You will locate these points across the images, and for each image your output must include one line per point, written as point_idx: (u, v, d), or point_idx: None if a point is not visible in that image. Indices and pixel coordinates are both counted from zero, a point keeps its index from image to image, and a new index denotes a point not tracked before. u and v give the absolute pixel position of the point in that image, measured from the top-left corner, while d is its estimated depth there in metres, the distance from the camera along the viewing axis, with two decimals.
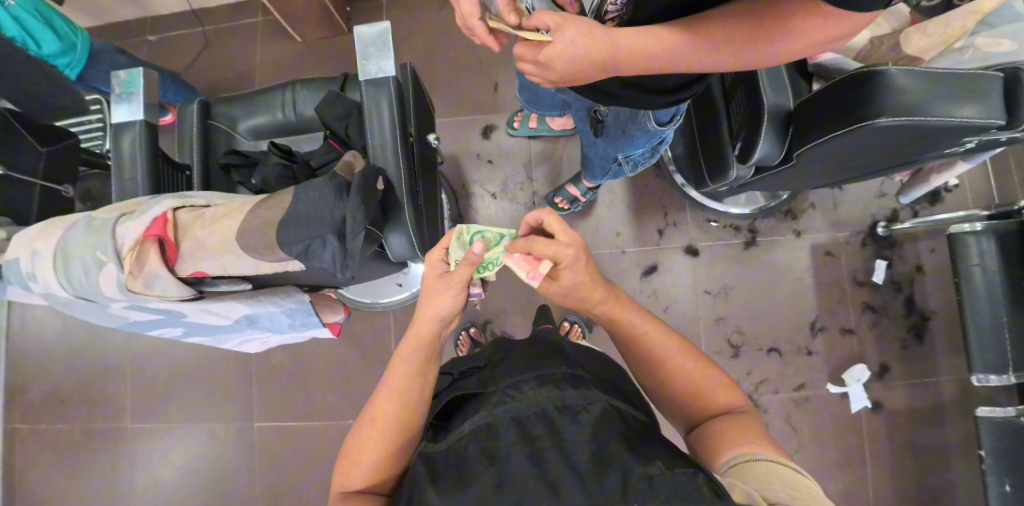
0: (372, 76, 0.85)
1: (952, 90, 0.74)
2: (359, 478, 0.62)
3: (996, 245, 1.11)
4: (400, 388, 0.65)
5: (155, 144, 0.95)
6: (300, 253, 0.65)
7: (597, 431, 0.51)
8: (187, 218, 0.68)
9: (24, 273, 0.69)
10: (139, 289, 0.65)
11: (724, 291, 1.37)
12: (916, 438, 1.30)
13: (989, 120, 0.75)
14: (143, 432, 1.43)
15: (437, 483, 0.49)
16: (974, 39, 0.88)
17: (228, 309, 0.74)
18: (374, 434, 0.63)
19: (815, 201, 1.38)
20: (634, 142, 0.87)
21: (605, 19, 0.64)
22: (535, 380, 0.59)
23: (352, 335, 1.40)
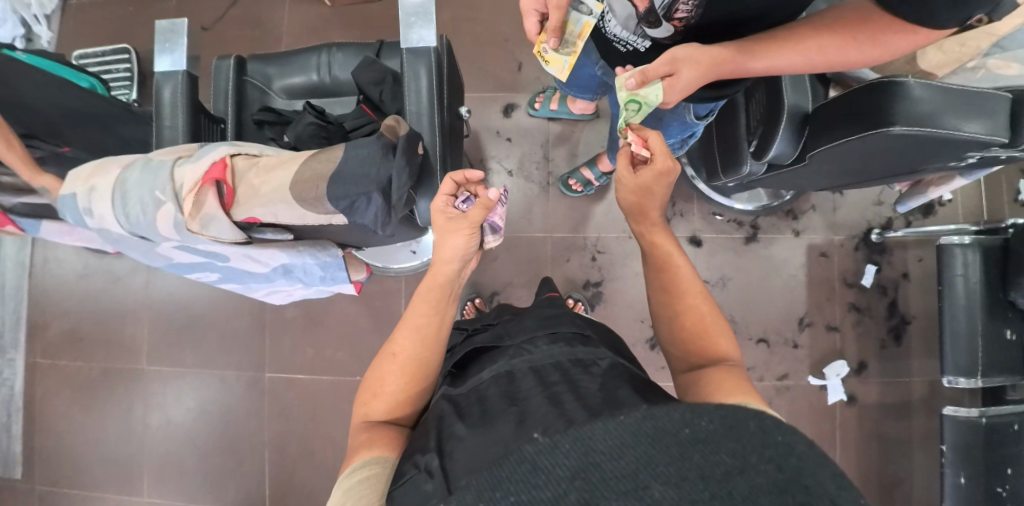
0: (413, 45, 0.86)
1: (964, 105, 0.80)
2: (382, 409, 0.67)
3: (979, 257, 1.19)
4: (420, 326, 0.71)
5: (194, 96, 0.97)
6: (346, 208, 0.63)
7: (606, 379, 0.57)
8: (244, 165, 0.67)
9: (79, 208, 0.68)
10: (196, 229, 0.64)
11: (722, 281, 1.44)
12: (883, 431, 1.40)
13: (994, 137, 0.81)
14: (159, 373, 1.49)
15: (463, 419, 0.56)
16: (987, 61, 0.97)
17: (270, 257, 0.73)
18: (395, 368, 0.68)
19: (815, 203, 1.44)
20: (668, 131, 0.91)
21: (672, 17, 0.67)
22: (548, 338, 0.67)
23: (363, 297, 1.46)
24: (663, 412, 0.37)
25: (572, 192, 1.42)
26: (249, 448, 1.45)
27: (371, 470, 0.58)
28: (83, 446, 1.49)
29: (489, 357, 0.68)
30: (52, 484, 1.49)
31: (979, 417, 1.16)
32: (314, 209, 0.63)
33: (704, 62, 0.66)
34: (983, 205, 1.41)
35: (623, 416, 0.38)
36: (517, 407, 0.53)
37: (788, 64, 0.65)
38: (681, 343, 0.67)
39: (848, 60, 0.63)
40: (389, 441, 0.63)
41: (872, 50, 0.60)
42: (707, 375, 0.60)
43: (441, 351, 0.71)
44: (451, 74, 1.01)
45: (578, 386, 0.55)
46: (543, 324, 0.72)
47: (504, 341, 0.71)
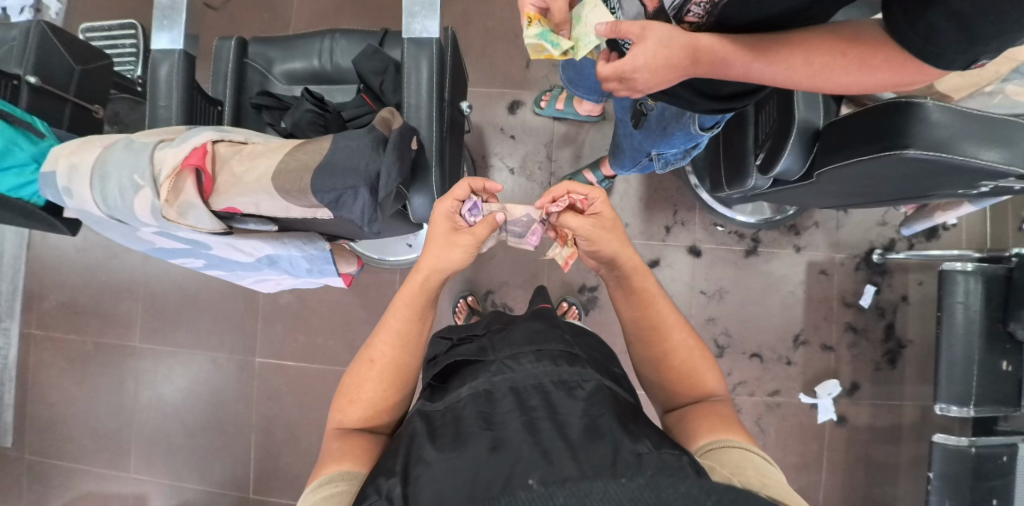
0: (416, 36, 0.84)
1: (983, 130, 0.74)
2: (357, 416, 0.67)
3: (981, 285, 1.17)
4: (399, 332, 0.71)
5: (192, 75, 0.96)
6: (331, 202, 0.62)
7: (589, 404, 0.58)
8: (226, 152, 0.65)
9: (59, 187, 0.68)
10: (174, 217, 0.62)
11: (719, 293, 1.42)
12: (871, 453, 1.39)
13: (1010, 168, 0.75)
14: (152, 351, 1.49)
15: (434, 441, 0.56)
16: (1006, 86, 0.95)
17: (253, 248, 0.73)
18: (372, 373, 0.69)
19: (818, 220, 1.42)
20: (671, 141, 0.87)
21: (683, 20, 0.64)
22: (533, 354, 0.67)
23: (357, 287, 1.46)
24: (667, 483, 0.45)
25: None
26: (237, 430, 1.46)
27: (333, 488, 0.58)
28: (74, 418, 1.50)
29: (471, 369, 0.69)
30: (41, 454, 1.51)
31: (968, 447, 1.15)
32: (298, 201, 0.62)
33: (681, 42, 0.60)
34: (988, 232, 1.40)
35: (625, 479, 0.46)
36: (492, 433, 0.55)
37: (762, 73, 0.60)
38: (669, 381, 0.71)
39: (827, 80, 0.60)
40: (360, 454, 0.63)
41: (853, 73, 0.58)
42: (696, 416, 0.65)
43: (418, 357, 0.72)
44: (455, 67, 0.99)
45: (557, 411, 0.57)
46: (529, 339, 0.72)
47: (487, 354, 0.71)
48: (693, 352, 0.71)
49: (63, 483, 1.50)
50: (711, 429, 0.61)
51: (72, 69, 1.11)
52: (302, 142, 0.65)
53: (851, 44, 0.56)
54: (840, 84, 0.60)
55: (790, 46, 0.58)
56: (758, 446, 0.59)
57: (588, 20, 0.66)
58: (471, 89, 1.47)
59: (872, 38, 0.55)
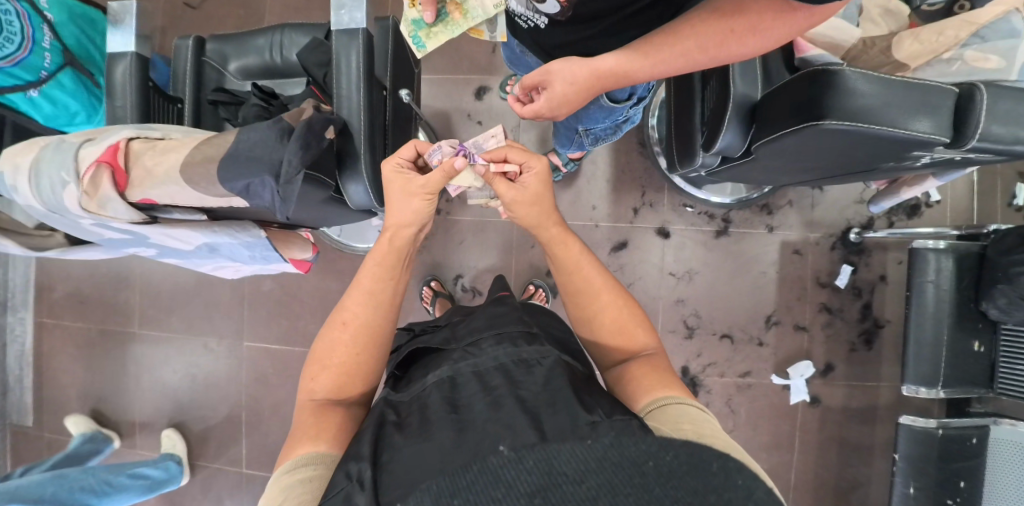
0: (344, 27, 0.86)
1: (910, 99, 0.69)
2: (328, 385, 0.67)
3: (952, 263, 1.13)
4: (374, 292, 0.71)
5: (146, 76, 1.01)
6: (242, 191, 0.66)
7: (549, 375, 0.60)
8: (141, 148, 0.70)
9: (7, 184, 0.74)
10: (95, 209, 0.68)
11: (689, 275, 1.41)
12: (844, 432, 1.39)
13: (934, 137, 0.70)
14: (150, 337, 1.59)
15: (402, 430, 0.57)
16: (964, 52, 0.88)
17: (187, 237, 0.78)
18: (346, 336, 0.69)
19: (792, 199, 1.39)
20: (593, 117, 0.88)
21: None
22: (494, 339, 0.69)
23: (333, 274, 1.51)
24: (629, 440, 0.40)
25: None
26: (228, 409, 1.55)
27: (317, 470, 0.58)
28: (84, 399, 1.62)
29: (436, 360, 0.70)
30: (59, 433, 1.64)
31: (936, 429, 1.13)
32: (207, 190, 0.66)
33: (583, 73, 0.62)
34: (973, 209, 1.35)
35: (591, 440, 0.40)
36: (456, 417, 0.55)
37: (668, 68, 0.57)
38: (608, 338, 0.71)
39: (732, 51, 0.53)
40: (334, 434, 0.62)
41: (749, 41, 0.51)
42: (633, 375, 0.65)
43: (394, 318, 0.72)
44: (397, 56, 1.01)
45: (518, 387, 0.58)
46: (491, 324, 0.75)
47: (450, 344, 0.73)
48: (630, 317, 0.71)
49: None
50: (650, 388, 0.62)
51: None
52: (210, 136, 0.69)
53: (737, 15, 0.49)
54: (756, 46, 0.51)
55: (675, 46, 0.54)
56: (694, 398, 0.62)
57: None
58: (438, 76, 1.48)
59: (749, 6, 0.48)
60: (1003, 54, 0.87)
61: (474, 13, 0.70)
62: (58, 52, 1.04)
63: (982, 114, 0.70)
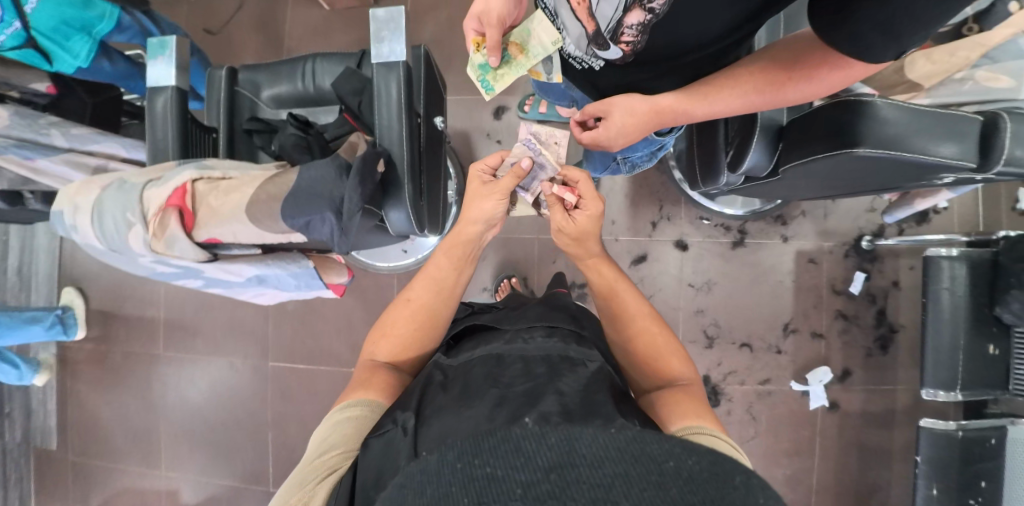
0: (384, 59, 0.90)
1: (934, 125, 0.73)
2: (386, 351, 0.74)
3: (966, 270, 1.17)
4: (436, 279, 0.78)
5: (185, 109, 1.04)
6: (302, 227, 0.68)
7: (590, 380, 0.56)
8: (205, 188, 0.72)
9: (66, 223, 0.77)
10: (162, 249, 0.71)
11: (708, 285, 1.44)
12: (863, 436, 1.43)
13: (959, 162, 0.74)
14: (175, 357, 1.61)
15: (445, 392, 0.58)
16: (975, 72, 0.93)
17: (242, 270, 0.81)
18: (407, 311, 0.76)
19: (805, 209, 1.43)
20: (634, 146, 0.91)
21: (620, 40, 0.60)
22: (545, 333, 0.68)
23: (357, 292, 1.53)
24: (652, 437, 0.38)
25: None
26: (254, 428, 1.56)
27: (360, 412, 0.64)
28: (110, 419, 1.63)
29: (488, 336, 0.71)
30: (84, 456, 1.65)
31: (956, 431, 1.17)
32: (270, 227, 0.69)
33: (643, 109, 0.65)
34: (981, 214, 1.40)
35: (614, 430, 0.38)
36: (499, 389, 0.54)
37: (725, 109, 0.60)
38: (640, 362, 0.71)
39: (785, 97, 0.56)
40: (383, 387, 0.68)
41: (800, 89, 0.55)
42: (664, 400, 0.64)
43: (453, 302, 0.79)
44: (429, 83, 1.04)
45: (560, 377, 0.55)
46: (540, 317, 0.76)
47: (502, 326, 0.73)
48: (666, 348, 0.72)
49: (103, 478, 1.64)
50: (685, 411, 0.61)
51: (86, 102, 1.24)
52: (272, 174, 0.72)
53: (793, 66, 0.54)
54: (805, 94, 0.55)
55: (734, 85, 0.58)
56: (728, 436, 0.59)
57: (536, 33, 0.72)
58: (457, 96, 1.51)
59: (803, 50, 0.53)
60: (1012, 74, 0.91)
61: (535, 52, 0.73)
62: (19, 41, 1.03)
63: (1008, 140, 0.73)
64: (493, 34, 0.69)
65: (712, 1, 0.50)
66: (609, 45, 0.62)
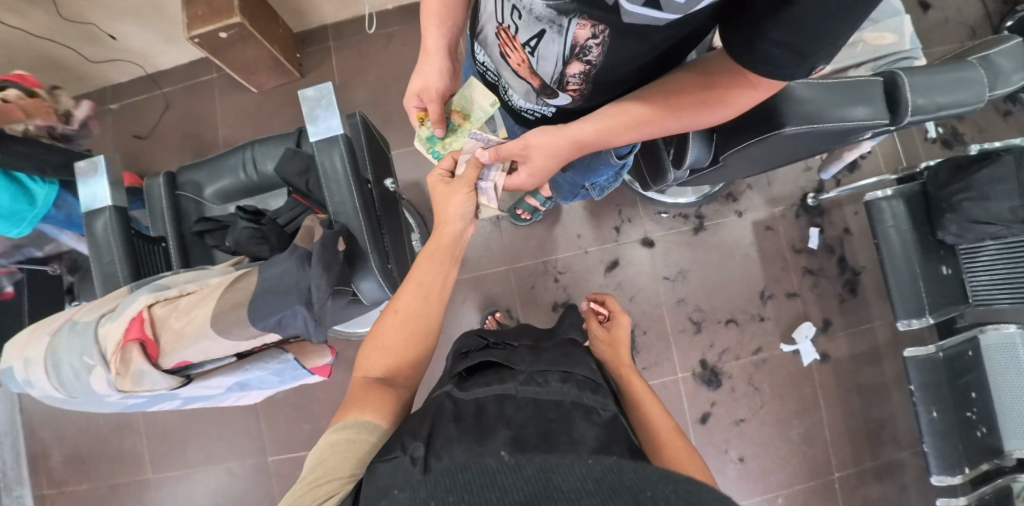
0: (323, 135, 0.90)
1: (845, 96, 0.82)
2: (377, 365, 0.66)
3: (904, 205, 1.27)
4: (423, 283, 0.71)
5: (129, 225, 0.99)
6: (274, 325, 0.67)
7: (605, 428, 0.55)
8: (164, 311, 0.69)
9: (20, 380, 0.72)
10: (130, 387, 0.67)
11: (682, 274, 1.49)
12: (858, 378, 1.50)
13: (872, 120, 0.82)
14: (166, 479, 1.50)
15: (458, 422, 0.55)
16: (863, 35, 1.03)
17: (220, 382, 0.78)
18: (395, 324, 0.69)
19: (750, 183, 1.52)
20: (598, 173, 0.94)
21: (567, 87, 0.64)
22: (559, 377, 0.65)
23: (346, 365, 1.50)
24: (629, 468, 0.40)
25: (520, 220, 1.45)
26: None
27: (354, 434, 0.57)
28: None
29: (499, 376, 0.67)
30: None
31: (938, 352, 1.25)
32: (242, 335, 0.67)
33: (568, 143, 0.69)
34: (900, 152, 1.55)
35: (592, 460, 0.41)
36: (508, 424, 0.54)
37: (648, 131, 0.65)
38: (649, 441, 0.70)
39: (701, 120, 0.63)
40: (382, 405, 0.62)
41: (716, 109, 0.61)
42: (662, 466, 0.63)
43: (443, 309, 0.72)
44: (371, 148, 1.05)
45: (573, 420, 0.55)
46: (556, 362, 0.71)
47: (512, 364, 0.70)
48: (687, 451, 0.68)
49: None
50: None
51: None
52: (232, 280, 0.70)
53: (716, 86, 0.58)
54: (721, 114, 0.61)
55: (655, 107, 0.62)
56: None
57: (474, 97, 0.80)
58: (403, 150, 1.53)
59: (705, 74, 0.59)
60: (893, 30, 1.02)
61: (478, 116, 0.82)
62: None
63: (907, 94, 0.83)
64: (436, 109, 0.77)
65: (636, 47, 0.54)
66: (559, 93, 0.66)
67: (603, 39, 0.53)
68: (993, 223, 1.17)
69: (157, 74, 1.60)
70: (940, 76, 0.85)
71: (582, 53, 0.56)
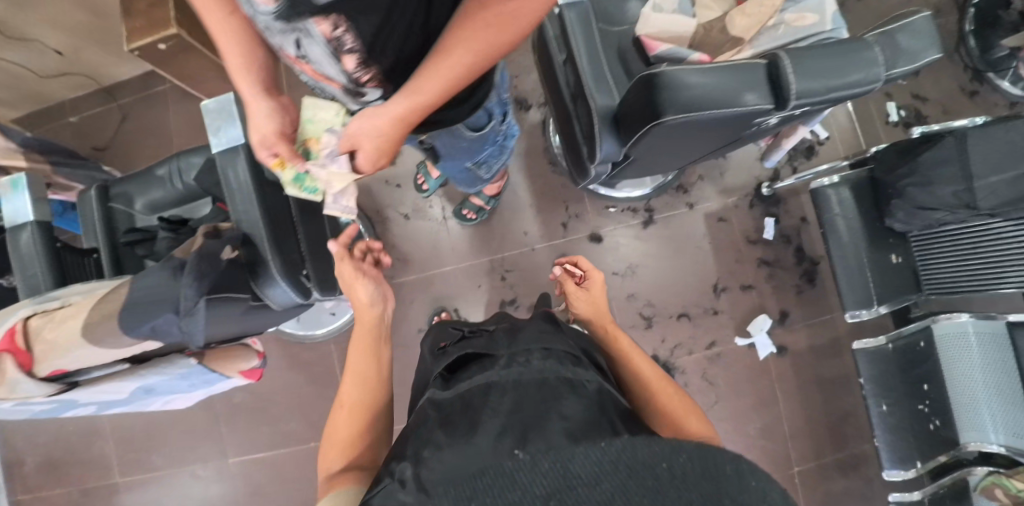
0: (223, 146, 0.89)
1: (732, 81, 0.77)
2: (339, 456, 0.68)
3: (850, 192, 1.23)
4: (358, 370, 0.78)
5: (52, 238, 1.02)
6: (149, 334, 0.70)
7: (595, 403, 0.54)
8: (40, 323, 0.72)
9: None
10: (8, 394, 0.71)
11: (632, 269, 1.47)
12: (818, 370, 1.46)
13: (760, 106, 0.77)
14: (131, 483, 1.54)
15: (444, 428, 0.52)
16: (784, 17, 0.98)
17: (114, 389, 0.81)
18: (343, 414, 0.73)
19: (701, 173, 1.49)
20: (479, 149, 0.91)
21: (362, 83, 0.59)
22: (541, 353, 0.63)
23: (299, 367, 1.48)
24: (642, 442, 0.40)
25: (467, 221, 1.45)
26: None
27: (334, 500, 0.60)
28: None
29: (480, 365, 0.65)
30: None
31: (886, 343, 1.20)
32: (114, 344, 0.70)
33: (387, 121, 0.63)
34: (860, 137, 1.51)
35: (604, 442, 0.41)
36: (503, 421, 0.50)
37: (451, 83, 0.58)
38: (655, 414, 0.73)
39: (494, 48, 0.56)
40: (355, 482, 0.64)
41: (503, 28, 0.53)
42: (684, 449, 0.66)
43: (382, 394, 0.78)
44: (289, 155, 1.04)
45: (562, 401, 0.52)
46: (538, 340, 0.69)
47: (495, 350, 0.67)
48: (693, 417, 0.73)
49: None
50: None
51: None
52: (104, 291, 0.72)
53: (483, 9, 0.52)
54: (511, 32, 0.54)
55: (445, 52, 0.55)
56: None
57: (317, 118, 0.77)
58: None
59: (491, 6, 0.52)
60: (813, 10, 0.98)
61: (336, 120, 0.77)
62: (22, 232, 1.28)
63: (792, 78, 0.76)
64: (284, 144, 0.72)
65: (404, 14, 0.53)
66: (367, 88, 0.61)
67: (347, 26, 0.48)
68: (940, 208, 1.10)
69: (114, 88, 1.63)
70: (834, 54, 0.78)
71: (341, 45, 0.51)
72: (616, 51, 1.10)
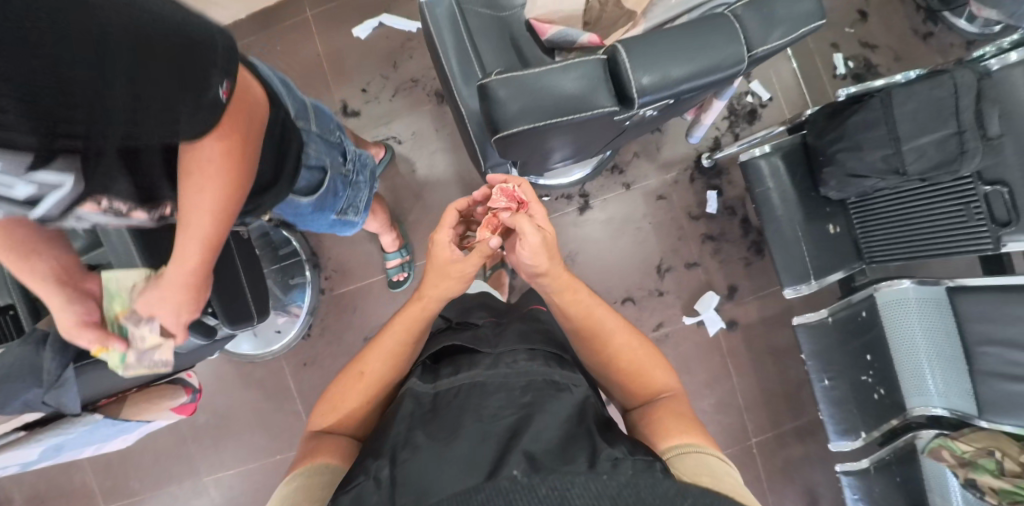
0: None
1: (562, 88, 0.64)
2: (339, 420, 0.66)
3: (783, 160, 1.15)
4: (385, 346, 0.70)
5: None
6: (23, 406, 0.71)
7: (575, 410, 0.57)
8: None
9: None
10: None
11: (573, 257, 1.43)
12: (771, 342, 1.43)
13: (595, 114, 0.65)
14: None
15: (423, 427, 0.55)
16: None
17: (16, 455, 0.82)
18: (361, 389, 0.67)
19: (637, 151, 1.42)
20: (328, 202, 0.93)
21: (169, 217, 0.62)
22: (527, 354, 0.67)
23: (250, 385, 1.49)
24: (630, 492, 0.44)
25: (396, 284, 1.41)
26: None
27: (328, 471, 0.58)
28: None
29: (469, 359, 0.67)
30: None
31: (826, 318, 1.16)
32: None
33: (176, 284, 0.61)
34: (805, 94, 1.44)
35: (607, 477, 0.45)
36: (486, 428, 0.53)
37: (208, 237, 0.57)
38: (625, 387, 0.70)
39: (227, 202, 0.56)
40: (337, 449, 0.62)
41: (221, 180, 0.53)
42: (655, 421, 0.63)
43: (408, 367, 0.71)
44: None
45: (541, 409, 0.55)
46: (523, 338, 0.72)
47: (484, 347, 0.70)
48: (641, 351, 0.71)
49: None
50: (676, 432, 0.60)
51: None
52: None
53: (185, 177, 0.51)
54: (227, 182, 0.54)
55: (187, 221, 0.55)
56: (718, 451, 0.58)
57: (123, 285, 0.69)
58: None
59: (189, 161, 0.50)
60: None
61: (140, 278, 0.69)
62: None
63: (628, 70, 0.64)
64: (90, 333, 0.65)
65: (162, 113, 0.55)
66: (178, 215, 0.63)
67: (112, 201, 0.51)
68: (870, 176, 1.02)
69: None
70: (681, 35, 0.66)
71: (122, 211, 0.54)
72: (507, 40, 1.02)
